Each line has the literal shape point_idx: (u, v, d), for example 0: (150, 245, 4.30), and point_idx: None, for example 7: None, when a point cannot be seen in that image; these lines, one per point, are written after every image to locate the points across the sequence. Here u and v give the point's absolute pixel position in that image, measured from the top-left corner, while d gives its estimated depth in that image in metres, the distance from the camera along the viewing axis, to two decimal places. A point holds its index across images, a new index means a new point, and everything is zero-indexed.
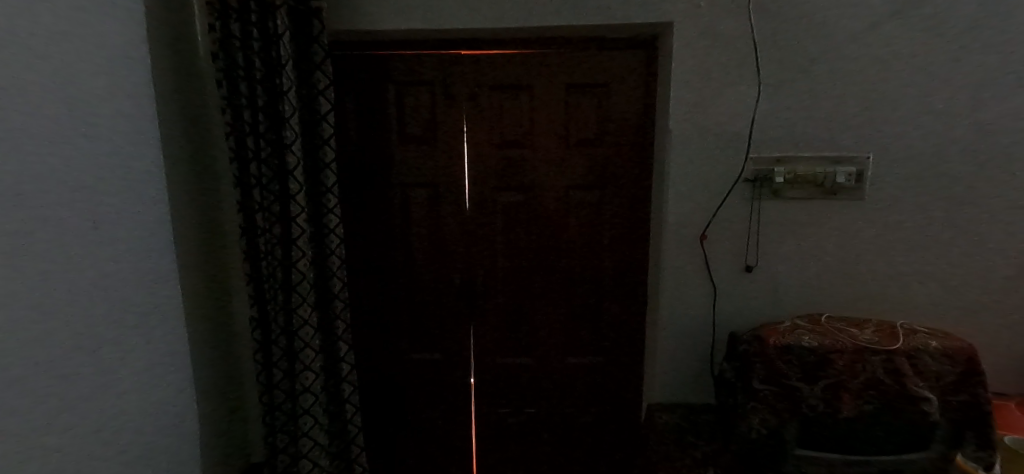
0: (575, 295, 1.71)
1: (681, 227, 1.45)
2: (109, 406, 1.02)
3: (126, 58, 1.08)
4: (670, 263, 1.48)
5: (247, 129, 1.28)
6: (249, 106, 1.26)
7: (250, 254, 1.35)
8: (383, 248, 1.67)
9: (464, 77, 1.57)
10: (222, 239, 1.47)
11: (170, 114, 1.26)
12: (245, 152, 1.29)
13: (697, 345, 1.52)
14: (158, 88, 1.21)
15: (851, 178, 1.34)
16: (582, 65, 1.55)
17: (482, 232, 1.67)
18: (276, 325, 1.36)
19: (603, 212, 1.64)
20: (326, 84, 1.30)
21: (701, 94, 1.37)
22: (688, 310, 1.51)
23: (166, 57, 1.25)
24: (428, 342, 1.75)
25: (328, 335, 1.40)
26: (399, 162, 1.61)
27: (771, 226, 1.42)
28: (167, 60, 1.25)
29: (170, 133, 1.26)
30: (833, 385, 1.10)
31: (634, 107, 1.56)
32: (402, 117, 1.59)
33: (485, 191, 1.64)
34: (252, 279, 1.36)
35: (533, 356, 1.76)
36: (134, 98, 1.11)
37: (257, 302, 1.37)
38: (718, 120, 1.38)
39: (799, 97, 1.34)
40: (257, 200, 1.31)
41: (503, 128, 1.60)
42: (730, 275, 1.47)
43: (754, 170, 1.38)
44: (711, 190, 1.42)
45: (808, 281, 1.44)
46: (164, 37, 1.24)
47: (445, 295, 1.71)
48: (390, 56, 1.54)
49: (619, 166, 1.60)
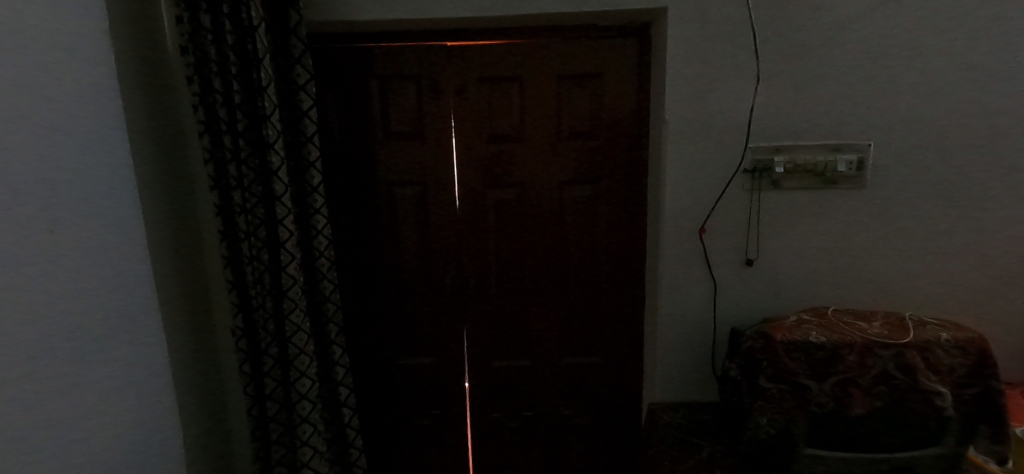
0: (571, 292, 1.65)
1: (679, 221, 1.41)
2: (87, 411, 0.99)
3: (89, 56, 1.00)
4: (669, 258, 1.43)
5: (223, 128, 1.19)
6: (225, 103, 1.18)
7: (232, 260, 1.25)
8: (373, 248, 1.60)
9: (451, 70, 1.50)
10: (197, 245, 1.38)
11: (137, 113, 1.17)
12: (222, 152, 1.21)
13: (699, 342, 1.48)
14: (123, 85, 1.12)
15: (851, 167, 1.31)
16: (573, 54, 1.49)
17: (474, 230, 1.61)
18: (266, 334, 1.28)
19: (597, 207, 1.59)
20: (307, 78, 1.22)
21: (697, 82, 1.32)
22: (688, 306, 1.46)
23: (128, 52, 1.15)
24: (422, 346, 1.69)
25: (321, 339, 1.33)
26: (386, 159, 1.54)
27: (771, 217, 1.38)
28: (132, 56, 1.17)
29: (137, 134, 1.16)
30: (843, 381, 1.05)
31: (628, 98, 1.51)
32: (386, 112, 1.52)
33: (475, 189, 1.58)
34: (235, 287, 1.26)
35: (530, 357, 1.71)
36: (101, 93, 1.03)
37: (242, 310, 1.27)
38: (715, 109, 1.33)
39: (798, 84, 1.30)
40: (237, 202, 1.22)
41: (493, 123, 1.54)
42: (731, 269, 1.42)
43: (753, 160, 1.34)
44: (710, 182, 1.37)
45: (810, 273, 1.40)
46: (130, 31, 1.16)
47: (438, 297, 1.65)
48: (373, 48, 1.47)
49: (614, 160, 1.55)
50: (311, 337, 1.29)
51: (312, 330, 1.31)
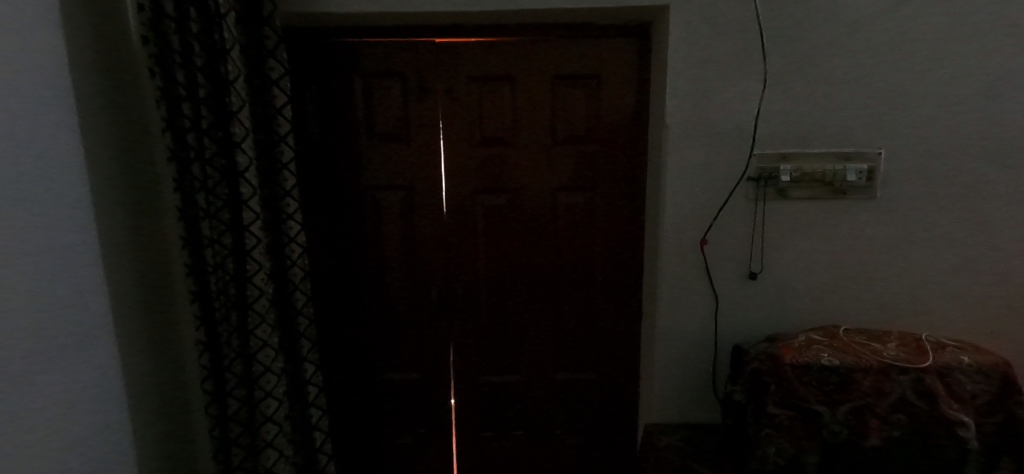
0: (565, 305, 1.57)
1: (680, 231, 1.33)
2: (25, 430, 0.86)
3: (38, 35, 0.90)
4: (669, 271, 1.36)
5: (187, 124, 1.09)
6: (189, 97, 1.07)
7: (195, 268, 1.15)
8: (355, 256, 1.50)
9: (439, 68, 1.42)
10: (162, 254, 1.25)
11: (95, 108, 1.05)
12: (185, 150, 1.10)
13: (699, 360, 1.40)
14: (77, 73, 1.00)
15: (862, 177, 1.24)
16: (569, 53, 1.42)
17: (463, 238, 1.52)
18: (230, 349, 1.17)
19: (593, 215, 1.51)
20: (281, 73, 1.14)
21: (700, 84, 1.24)
22: (688, 321, 1.38)
23: (84, 36, 1.03)
24: (406, 360, 1.59)
25: (293, 355, 1.23)
26: (369, 162, 1.45)
27: (777, 228, 1.31)
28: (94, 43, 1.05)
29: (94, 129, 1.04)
30: (857, 409, 0.97)
31: (626, 101, 1.43)
32: (370, 112, 1.43)
33: (464, 194, 1.49)
34: (197, 297, 1.15)
35: (520, 373, 1.62)
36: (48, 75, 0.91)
37: (205, 323, 1.16)
38: (720, 113, 1.25)
39: (807, 88, 1.22)
40: (201, 205, 1.12)
41: (484, 124, 1.45)
42: (733, 282, 1.35)
43: (758, 168, 1.27)
44: (712, 191, 1.30)
45: (816, 288, 1.32)
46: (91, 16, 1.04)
47: (423, 309, 1.56)
48: (356, 43, 1.38)
49: (611, 167, 1.47)
50: (279, 353, 1.20)
51: (283, 345, 1.20)
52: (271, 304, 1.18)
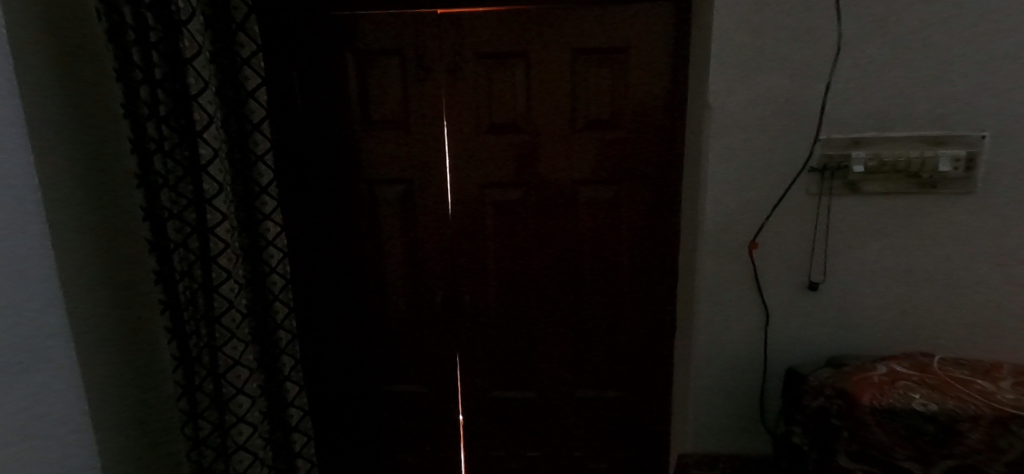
0: (586, 313, 1.38)
1: (723, 232, 1.12)
2: None
3: None
4: (709, 279, 1.15)
5: (145, 112, 0.98)
6: (146, 81, 0.96)
7: (162, 274, 1.06)
8: (350, 257, 1.35)
9: (442, 44, 1.23)
10: (136, 264, 1.07)
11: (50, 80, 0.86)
12: (146, 142, 0.99)
13: (743, 384, 1.19)
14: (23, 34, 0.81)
15: (959, 166, 0.99)
16: (592, 23, 1.20)
17: (470, 238, 1.35)
18: (201, 365, 1.10)
19: (619, 211, 1.31)
20: (253, 48, 1.00)
21: (753, 54, 1.02)
22: (731, 337, 1.17)
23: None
24: (409, 371, 1.44)
25: (273, 375, 1.16)
26: (364, 153, 1.29)
27: (845, 229, 1.08)
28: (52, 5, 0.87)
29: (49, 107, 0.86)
30: (959, 468, 0.77)
31: (659, 80, 1.22)
32: (365, 95, 1.26)
33: (470, 188, 1.31)
34: (166, 306, 1.07)
35: (535, 388, 1.44)
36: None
37: (175, 334, 1.08)
38: (776, 90, 1.03)
39: (890, 57, 0.98)
40: (166, 204, 1.02)
41: (493, 108, 1.27)
42: (789, 294, 1.13)
43: (823, 156, 1.04)
44: (765, 185, 1.08)
45: (893, 302, 1.09)
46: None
47: (427, 316, 1.40)
48: (347, 17, 1.21)
49: (640, 156, 1.27)
50: (254, 371, 1.13)
51: (260, 362, 1.13)
52: (245, 316, 1.10)
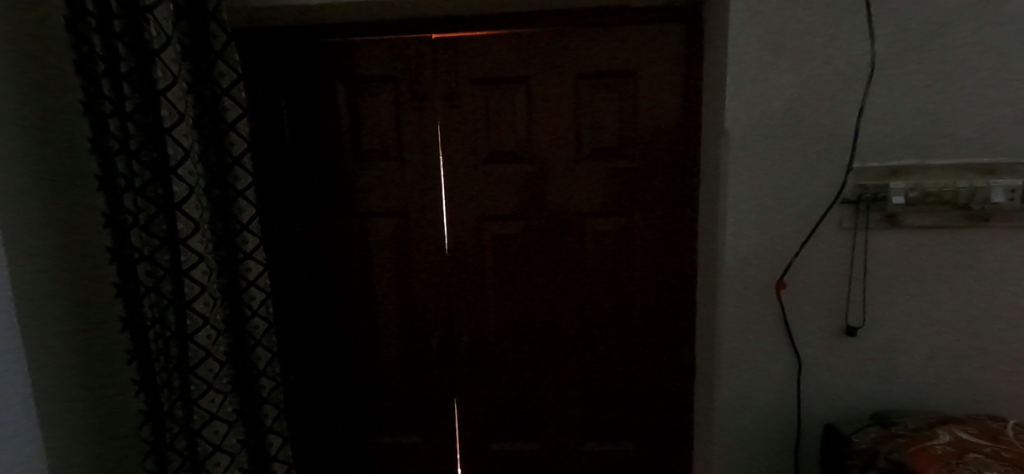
0: (596, 357, 1.26)
1: (748, 270, 1.01)
2: None
3: None
4: (732, 322, 1.03)
5: (115, 147, 0.91)
6: (116, 113, 0.90)
7: (129, 321, 0.96)
8: (341, 296, 1.26)
9: (438, 70, 1.16)
10: (104, 312, 0.97)
11: (12, 107, 0.79)
12: (114, 179, 0.92)
13: (774, 441, 1.06)
14: None
15: (1014, 197, 0.88)
16: (598, 46, 1.13)
17: (469, 275, 1.25)
18: (173, 421, 0.99)
19: (630, 245, 1.20)
20: (233, 79, 0.97)
21: (776, 75, 0.93)
22: (760, 387, 1.04)
23: None
24: (404, 420, 1.32)
25: (254, 427, 1.09)
26: (356, 186, 1.21)
27: (885, 267, 0.96)
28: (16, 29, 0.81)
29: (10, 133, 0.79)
30: None
31: (670, 106, 1.14)
32: (356, 125, 1.19)
33: (469, 222, 1.22)
34: (134, 356, 0.96)
35: (541, 439, 1.31)
36: None
37: (144, 387, 0.97)
38: (802, 113, 0.93)
39: (926, 78, 0.89)
40: (136, 245, 0.94)
41: (492, 137, 1.18)
42: (824, 339, 1.00)
43: (858, 186, 0.94)
44: (793, 218, 0.97)
45: (944, 350, 0.96)
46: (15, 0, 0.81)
47: (423, 360, 1.29)
48: (339, 45, 1.16)
49: (652, 187, 1.17)
50: (237, 422, 1.06)
51: (240, 413, 1.06)
52: (225, 363, 1.03)
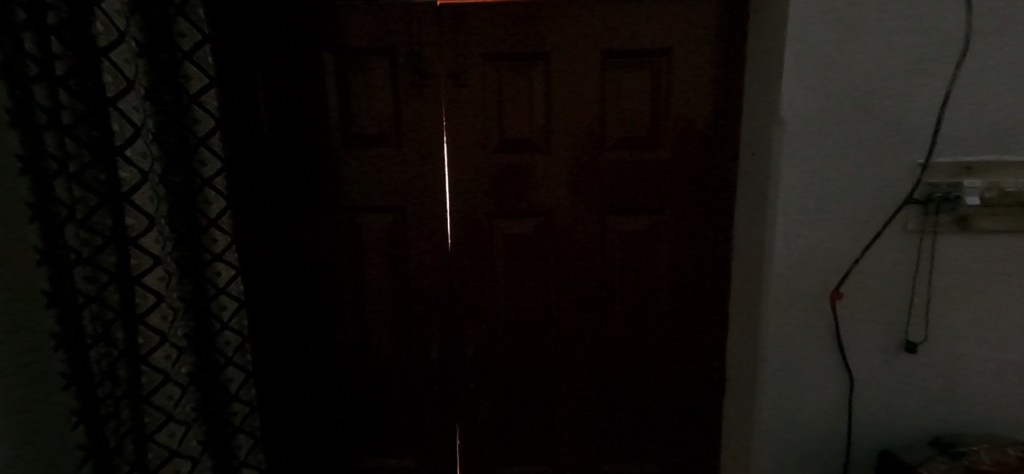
0: (615, 372, 1.13)
1: (799, 278, 0.89)
2: None
3: None
4: (780, 337, 0.91)
5: (42, 119, 0.71)
6: (42, 75, 0.70)
7: (64, 338, 0.75)
8: (326, 303, 1.10)
9: (443, 43, 1.00)
10: (31, 336, 0.74)
11: None
12: (43, 158, 0.72)
13: (821, 470, 0.95)
14: None
15: None
16: (628, 20, 0.99)
17: (474, 280, 1.10)
18: (122, 459, 0.82)
19: (657, 248, 1.07)
20: (197, 41, 0.84)
21: (842, 54, 0.81)
22: (807, 410, 0.93)
23: None
24: (398, 442, 1.17)
25: (223, 458, 0.96)
26: (344, 176, 1.04)
27: (952, 277, 0.85)
28: None
29: None
30: None
31: (706, 91, 1.01)
32: (347, 105, 1.02)
33: (474, 219, 1.07)
34: (70, 383, 0.76)
35: (551, 462, 1.18)
36: None
37: (83, 420, 0.78)
38: (868, 100, 0.82)
39: (1012, 63, 0.78)
40: (73, 244, 0.75)
41: (504, 122, 1.03)
42: (880, 357, 0.89)
43: (929, 185, 0.82)
44: (852, 220, 0.86)
45: (1012, 370, 0.86)
46: None
47: (419, 376, 1.14)
48: (326, 12, 0.99)
49: (684, 183, 1.04)
50: (203, 455, 0.91)
51: (206, 445, 0.91)
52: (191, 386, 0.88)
